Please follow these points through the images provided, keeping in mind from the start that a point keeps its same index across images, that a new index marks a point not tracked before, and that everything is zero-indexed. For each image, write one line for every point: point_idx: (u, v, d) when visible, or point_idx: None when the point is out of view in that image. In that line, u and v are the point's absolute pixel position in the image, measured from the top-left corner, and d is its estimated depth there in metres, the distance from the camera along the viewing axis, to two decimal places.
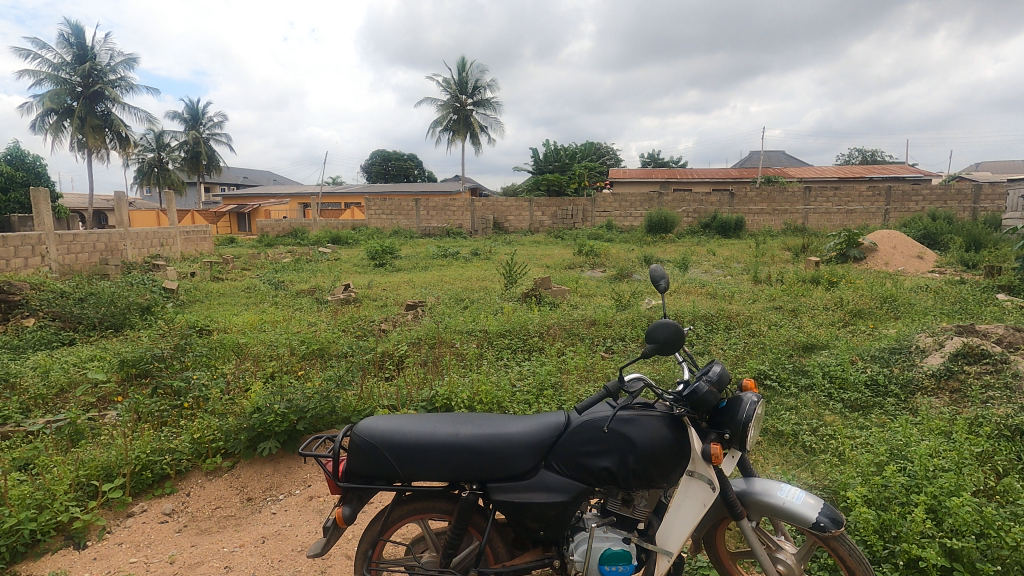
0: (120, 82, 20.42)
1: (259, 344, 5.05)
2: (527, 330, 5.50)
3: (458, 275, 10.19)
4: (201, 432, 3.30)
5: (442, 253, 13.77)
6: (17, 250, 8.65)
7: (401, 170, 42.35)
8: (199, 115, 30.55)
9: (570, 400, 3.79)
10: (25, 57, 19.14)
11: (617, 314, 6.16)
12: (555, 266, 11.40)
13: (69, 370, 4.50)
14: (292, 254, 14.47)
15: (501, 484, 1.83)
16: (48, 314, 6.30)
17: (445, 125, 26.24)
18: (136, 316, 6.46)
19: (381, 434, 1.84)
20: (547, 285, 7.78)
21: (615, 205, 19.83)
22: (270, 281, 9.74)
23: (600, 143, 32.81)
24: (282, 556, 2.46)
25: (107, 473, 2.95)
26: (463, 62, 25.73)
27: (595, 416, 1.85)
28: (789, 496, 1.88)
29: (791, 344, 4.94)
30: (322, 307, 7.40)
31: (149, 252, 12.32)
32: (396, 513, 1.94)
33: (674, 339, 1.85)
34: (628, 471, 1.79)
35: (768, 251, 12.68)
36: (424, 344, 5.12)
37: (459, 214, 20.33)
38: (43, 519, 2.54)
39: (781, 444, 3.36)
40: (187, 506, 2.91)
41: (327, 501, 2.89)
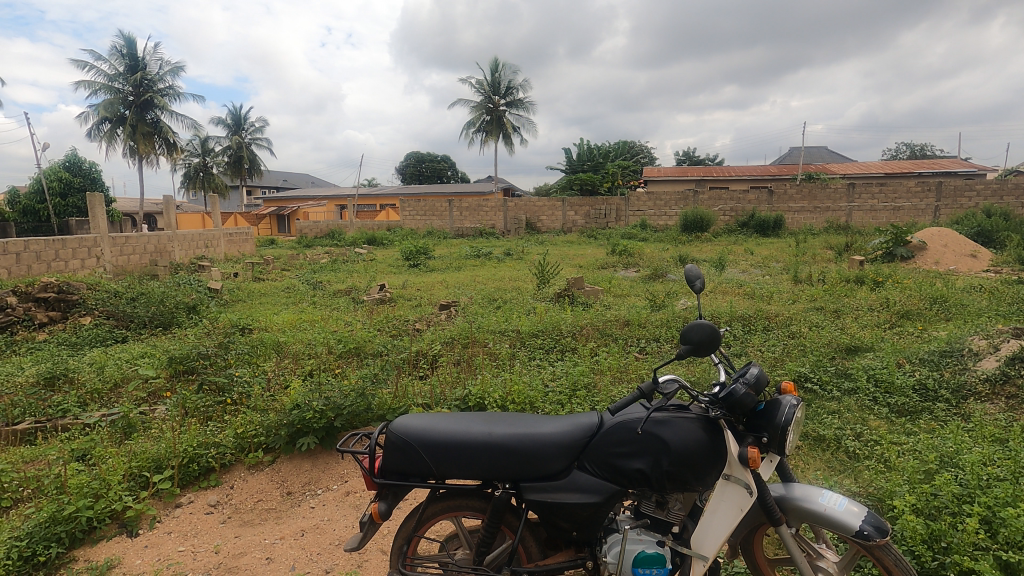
0: (168, 91, 21.29)
1: (298, 343, 5.19)
2: (560, 330, 5.49)
3: (491, 276, 10.22)
4: (244, 427, 3.42)
5: (475, 253, 13.86)
6: (75, 252, 9.14)
7: (435, 172, 42.83)
8: (242, 119, 31.53)
9: (603, 400, 3.77)
10: (82, 68, 20.15)
11: (652, 315, 6.09)
12: (588, 266, 11.33)
13: (122, 367, 4.72)
14: (329, 255, 14.77)
15: (533, 484, 1.84)
16: (102, 312, 6.63)
17: (478, 126, 26.40)
18: (183, 316, 6.75)
19: (415, 432, 1.87)
20: (581, 285, 7.75)
21: (649, 205, 19.57)
22: (309, 281, 9.97)
23: (634, 142, 32.48)
24: (320, 549, 2.52)
25: (157, 465, 3.09)
26: (496, 63, 25.84)
27: (628, 417, 1.84)
28: (831, 502, 1.83)
29: (833, 346, 4.77)
30: (359, 307, 7.54)
31: (195, 253, 12.84)
32: (430, 510, 1.96)
33: (710, 340, 1.82)
34: (661, 473, 1.77)
35: (809, 250, 12.29)
36: (457, 343, 5.17)
37: (492, 214, 20.45)
38: (99, 507, 2.68)
39: (822, 449, 3.26)
40: (231, 498, 3.01)
41: (364, 496, 2.95)
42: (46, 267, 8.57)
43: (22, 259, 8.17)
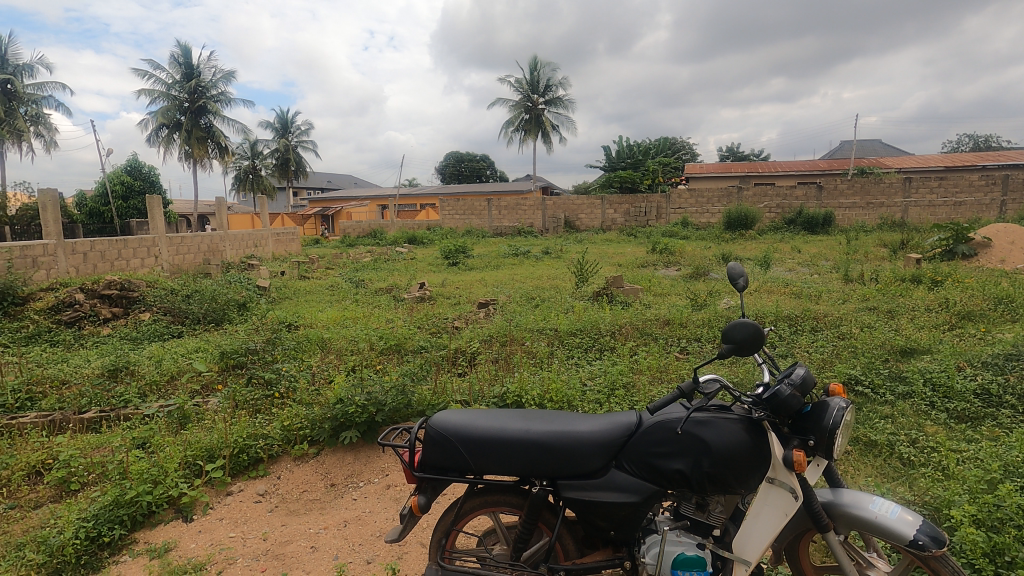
0: (221, 96, 22.18)
1: (342, 339, 5.35)
2: (599, 330, 5.45)
3: (529, 274, 10.24)
4: (290, 420, 3.53)
5: (513, 252, 13.87)
6: (135, 251, 9.65)
7: (474, 171, 43.18)
8: (289, 123, 32.55)
9: (643, 400, 3.72)
10: (142, 77, 21.26)
11: (693, 314, 5.96)
12: (627, 264, 11.19)
13: (177, 360, 4.97)
14: (371, 254, 15.08)
15: (571, 482, 1.83)
16: (159, 308, 6.98)
17: (516, 125, 26.47)
18: (233, 313, 7.05)
19: (454, 427, 1.89)
20: (620, 284, 7.65)
21: (691, 202, 19.16)
22: (351, 280, 10.22)
23: (675, 139, 31.90)
24: (362, 540, 2.59)
25: (210, 454, 3.25)
26: (536, 62, 25.83)
27: (667, 416, 1.81)
28: (882, 509, 1.75)
29: (886, 348, 4.57)
30: (399, 304, 7.69)
31: (245, 252, 13.35)
32: (467, 505, 1.99)
33: (753, 340, 1.77)
34: (702, 474, 1.74)
35: (861, 247, 11.79)
36: (495, 341, 5.21)
37: (531, 213, 20.49)
38: (157, 493, 2.83)
39: (874, 455, 3.12)
40: (278, 488, 3.12)
41: (404, 490, 3.01)
42: (110, 266, 9.09)
43: (89, 258, 8.70)
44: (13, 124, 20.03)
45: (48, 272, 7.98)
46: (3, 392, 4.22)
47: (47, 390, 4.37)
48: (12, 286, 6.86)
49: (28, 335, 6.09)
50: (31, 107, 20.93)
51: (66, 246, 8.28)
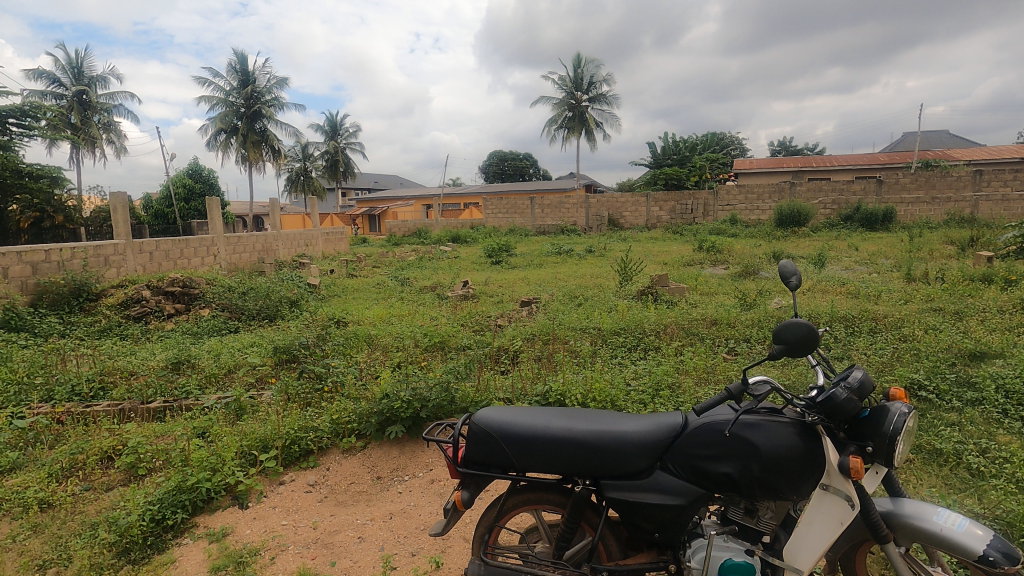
0: (275, 101, 23.05)
1: (388, 336, 5.47)
2: (643, 329, 5.36)
3: (572, 273, 10.18)
4: (339, 413, 3.64)
5: (557, 250, 13.80)
6: (196, 250, 10.17)
7: (517, 170, 43.31)
8: (338, 125, 33.48)
9: (688, 401, 3.64)
10: (203, 84, 22.39)
11: (742, 314, 5.80)
12: (672, 263, 10.96)
13: (234, 355, 5.21)
14: (415, 253, 15.36)
15: (614, 482, 1.81)
16: (218, 305, 7.33)
17: (560, 123, 26.37)
18: (286, 309, 7.33)
19: (497, 424, 1.90)
20: (665, 282, 7.51)
21: (740, 198, 18.62)
22: (397, 278, 10.42)
23: (723, 134, 31.06)
24: (407, 532, 2.65)
25: (264, 445, 3.39)
26: (579, 59, 25.65)
27: (714, 418, 1.78)
28: (948, 521, 1.66)
29: (954, 351, 4.30)
30: (443, 302, 7.81)
31: (297, 252, 13.85)
32: (510, 502, 2.00)
33: (807, 341, 1.71)
34: (751, 479, 1.70)
35: (925, 245, 11.14)
36: (538, 340, 5.20)
37: (574, 211, 20.40)
38: (215, 480, 2.98)
39: (940, 464, 2.94)
40: (327, 479, 3.22)
41: (447, 485, 3.05)
42: (173, 265, 9.61)
43: (155, 257, 9.21)
44: (88, 132, 21.44)
45: (118, 270, 8.49)
46: (79, 382, 4.53)
47: (117, 379, 4.65)
48: (87, 283, 7.34)
49: (101, 329, 6.51)
50: (103, 116, 22.36)
51: (134, 245, 8.80)
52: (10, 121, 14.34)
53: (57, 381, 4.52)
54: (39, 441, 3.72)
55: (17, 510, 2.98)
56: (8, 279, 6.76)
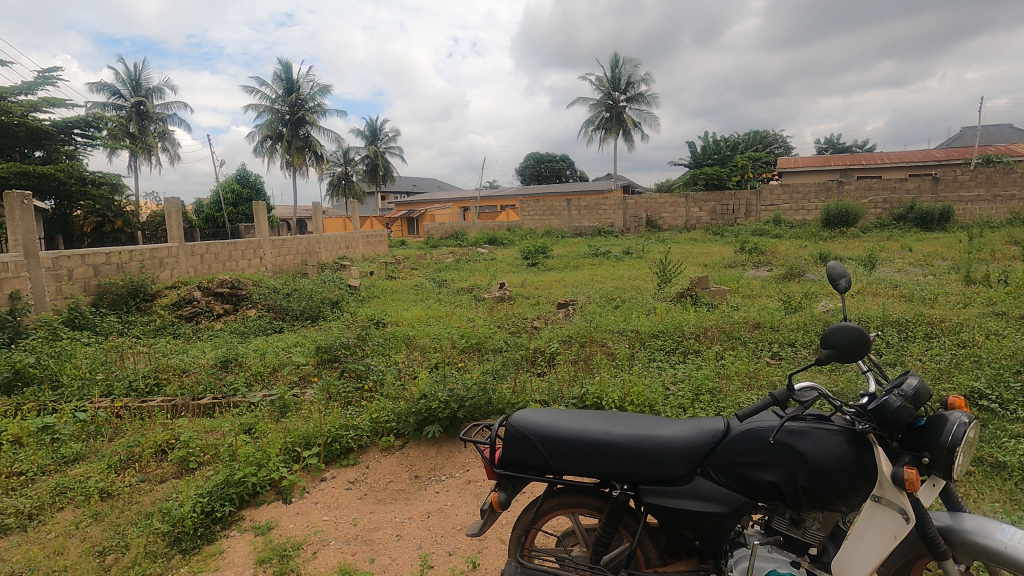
0: (317, 108, 23.73)
1: (425, 337, 5.55)
2: (682, 332, 5.26)
3: (610, 275, 10.10)
4: (378, 412, 3.71)
5: (594, 252, 13.71)
6: (244, 253, 10.56)
7: (554, 172, 43.23)
8: (378, 130, 34.17)
9: (730, 406, 3.55)
10: (250, 93, 23.27)
11: (787, 317, 5.62)
12: (713, 265, 10.73)
13: (279, 354, 5.38)
14: (453, 255, 15.53)
15: (652, 487, 1.78)
16: (264, 305, 7.59)
17: (597, 124, 26.19)
18: (327, 310, 7.53)
19: (533, 426, 1.89)
20: (705, 285, 7.35)
21: (785, 198, 18.07)
22: (435, 279, 10.56)
23: (766, 133, 30.21)
24: (445, 532, 2.67)
25: (307, 442, 3.48)
26: (617, 59, 25.43)
27: (758, 424, 1.73)
28: (1013, 538, 1.56)
29: (1019, 358, 4.04)
30: (480, 304, 7.87)
31: (338, 254, 14.21)
32: (547, 505, 1.99)
33: (858, 346, 1.64)
34: (796, 488, 1.65)
35: (986, 245, 10.55)
36: (575, 342, 5.17)
37: (611, 213, 20.22)
38: (261, 475, 3.08)
39: (1003, 478, 2.77)
40: (366, 477, 3.28)
41: (484, 485, 3.07)
42: (222, 267, 10.01)
43: (206, 259, 9.62)
44: (145, 140, 22.58)
45: (172, 272, 8.90)
46: (136, 378, 4.77)
47: (170, 376, 4.87)
48: (143, 284, 7.72)
49: (156, 328, 6.84)
50: (159, 125, 23.50)
51: (187, 248, 9.21)
52: (75, 131, 15.24)
53: (115, 377, 4.77)
54: (99, 434, 3.93)
55: (79, 498, 3.16)
56: (73, 280, 7.18)
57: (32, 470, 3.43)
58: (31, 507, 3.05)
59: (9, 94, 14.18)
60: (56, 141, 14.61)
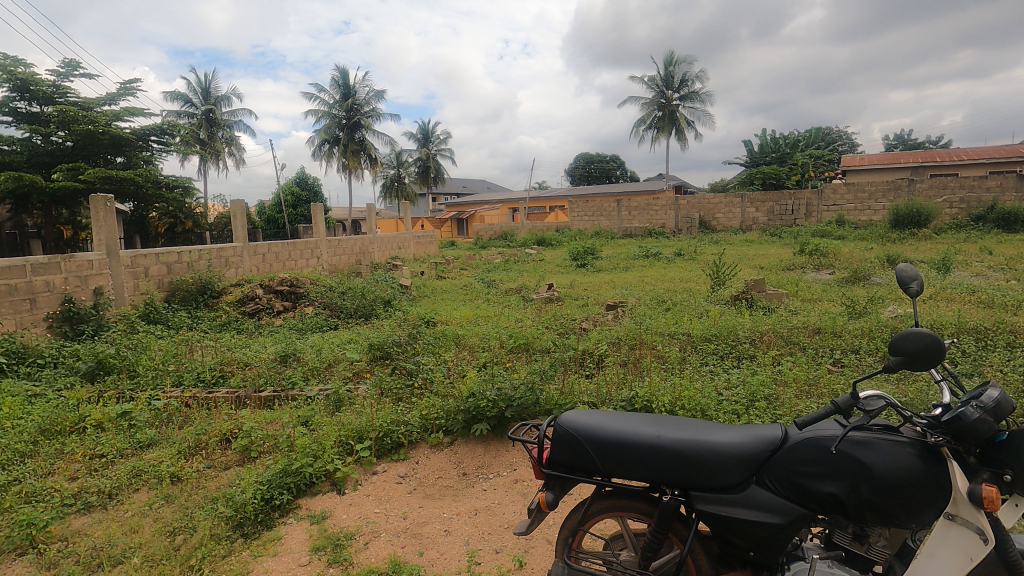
0: (372, 112, 24.42)
1: (474, 336, 5.61)
2: (737, 336, 5.09)
3: (661, 276, 9.92)
4: (428, 410, 3.78)
5: (644, 253, 13.50)
6: (302, 252, 11.02)
7: (604, 172, 42.81)
8: (430, 132, 34.78)
9: (788, 414, 3.41)
10: (310, 99, 24.22)
11: (850, 322, 5.35)
12: (770, 267, 10.36)
13: (333, 350, 5.57)
14: (502, 255, 15.66)
15: (704, 494, 1.73)
16: (320, 303, 7.88)
17: (649, 123, 25.74)
18: (380, 308, 7.75)
19: (582, 427, 1.87)
20: (762, 288, 7.11)
21: (849, 197, 17.22)
22: (484, 280, 10.66)
23: (830, 130, 28.84)
24: (492, 529, 2.70)
25: (360, 436, 3.59)
26: (671, 57, 24.91)
27: (818, 433, 1.66)
28: None
29: None
30: (528, 304, 7.89)
31: (391, 254, 14.58)
32: (595, 507, 1.97)
33: (930, 354, 1.54)
34: (860, 501, 1.58)
35: None
36: (624, 344, 5.11)
37: (663, 213, 19.81)
38: (317, 466, 3.20)
39: None
40: (416, 472, 3.35)
41: (531, 485, 3.07)
42: (282, 266, 10.46)
43: (267, 259, 10.08)
44: (213, 146, 23.90)
45: (236, 270, 9.37)
46: (203, 370, 5.04)
47: (234, 369, 5.13)
48: (211, 282, 8.18)
49: (222, 323, 7.22)
50: (226, 131, 24.80)
51: (250, 248, 9.68)
52: (152, 139, 16.29)
53: (186, 368, 5.07)
54: (171, 422, 4.19)
55: (153, 480, 3.38)
56: (149, 277, 7.67)
57: (112, 452, 3.70)
58: (110, 487, 3.28)
59: (95, 105, 15.33)
60: (135, 147, 15.65)
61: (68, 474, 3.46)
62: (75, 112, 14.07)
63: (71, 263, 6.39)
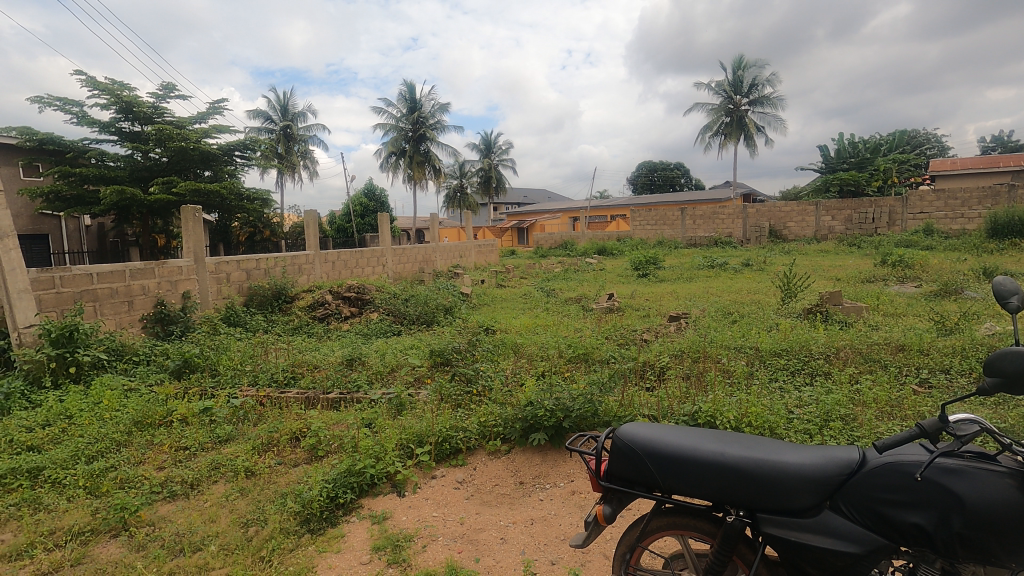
0: (437, 124, 25.10)
1: (533, 345, 5.62)
2: (809, 352, 4.82)
3: (727, 287, 9.57)
4: (486, 417, 3.82)
5: (710, 262, 13.07)
6: (369, 260, 11.45)
7: (668, 180, 41.90)
8: (492, 143, 35.31)
9: (867, 436, 3.18)
10: (379, 113, 25.24)
11: (939, 339, 4.94)
12: (847, 278, 9.75)
13: (396, 355, 5.74)
14: (562, 264, 15.62)
15: (773, 517, 1.65)
16: (385, 310, 8.14)
17: (716, 129, 24.98)
18: (441, 316, 7.93)
19: (642, 440, 1.82)
20: (838, 301, 6.70)
21: (938, 205, 15.99)
22: (544, 289, 10.66)
23: (916, 133, 26.91)
24: (548, 540, 2.68)
25: (419, 440, 3.66)
26: (739, 61, 24.10)
27: (901, 458, 1.55)
28: None
29: None
30: (588, 314, 7.82)
31: (452, 263, 14.88)
32: (654, 523, 1.91)
33: None
34: (950, 534, 1.45)
35: None
36: (687, 357, 4.94)
37: (729, 222, 19.12)
38: (379, 467, 3.29)
39: None
40: (473, 478, 3.38)
41: (588, 498, 3.03)
42: (350, 273, 10.92)
43: (336, 266, 10.54)
44: (290, 159, 25.36)
45: (308, 277, 9.86)
46: (276, 371, 5.33)
47: (304, 371, 5.39)
48: (285, 288, 8.66)
49: (294, 327, 7.61)
50: (302, 145, 26.25)
51: (321, 256, 10.16)
52: (236, 153, 17.49)
53: (261, 369, 5.38)
54: (247, 419, 4.46)
55: (229, 474, 3.59)
56: (230, 282, 8.21)
57: (195, 445, 3.97)
58: (192, 478, 3.52)
59: (187, 124, 16.66)
60: (221, 162, 16.84)
61: (156, 463, 3.75)
62: (170, 130, 15.33)
63: (163, 269, 6.96)
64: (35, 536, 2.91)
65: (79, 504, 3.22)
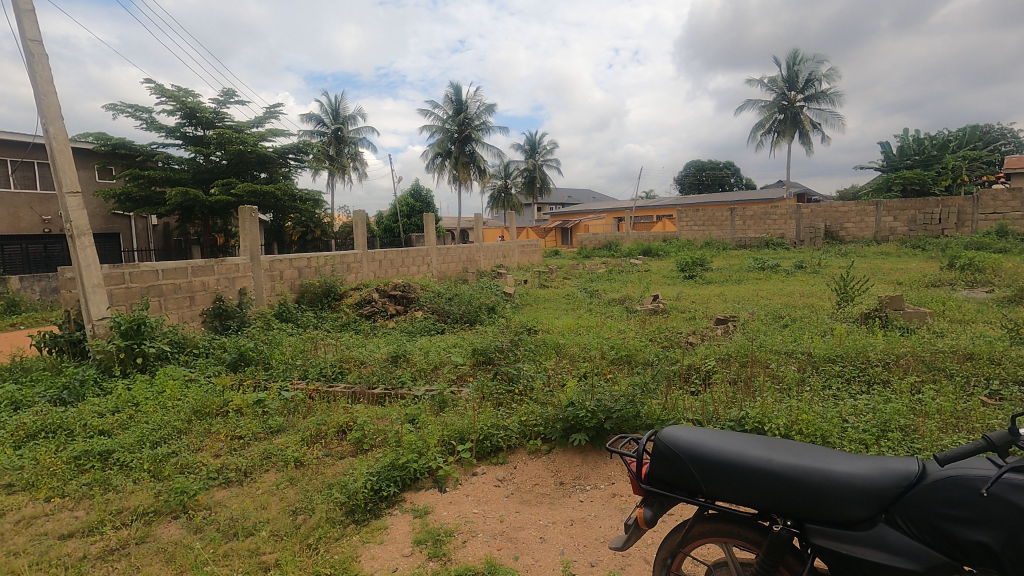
0: (483, 125, 25.27)
1: (575, 345, 5.60)
2: (866, 358, 4.60)
3: (778, 290, 9.24)
4: (527, 417, 3.82)
5: (760, 265, 12.63)
6: (414, 259, 11.68)
7: (717, 180, 40.84)
8: (537, 143, 35.26)
9: (929, 448, 3.01)
10: (425, 114, 25.65)
11: (1011, 348, 4.62)
12: (910, 282, 9.25)
13: (439, 353, 5.83)
14: (606, 265, 15.49)
15: (824, 528, 1.59)
16: (429, 308, 8.28)
17: (769, 127, 24.14)
18: (483, 315, 8.00)
19: (685, 444, 1.78)
20: (899, 305, 6.36)
21: (1014, 204, 14.95)
22: (587, 289, 10.62)
23: (990, 128, 25.21)
24: (587, 542, 2.66)
25: (461, 437, 3.71)
26: (795, 56, 23.23)
27: (965, 471, 1.46)
28: None
29: None
30: (632, 315, 7.74)
31: (496, 262, 14.99)
32: (696, 529, 1.88)
33: None
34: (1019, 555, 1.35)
35: None
36: (735, 361, 4.81)
37: (781, 222, 18.43)
38: (421, 462, 3.36)
39: None
40: (513, 477, 3.40)
41: (629, 501, 2.99)
42: (396, 272, 11.15)
43: (383, 265, 10.79)
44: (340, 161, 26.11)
45: (356, 275, 10.14)
46: (325, 366, 5.50)
47: (352, 367, 5.54)
48: (334, 286, 8.92)
49: (342, 323, 7.85)
50: (352, 147, 26.99)
51: (368, 255, 10.43)
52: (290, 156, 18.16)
53: (311, 363, 5.56)
54: (297, 411, 4.62)
55: (280, 463, 3.75)
56: (283, 280, 8.54)
57: (249, 435, 4.15)
58: (246, 466, 3.68)
59: (245, 128, 17.40)
60: (276, 164, 17.53)
61: (213, 451, 3.94)
62: (230, 134, 16.05)
63: (223, 267, 7.30)
64: (105, 514, 3.11)
65: (143, 486, 3.43)
